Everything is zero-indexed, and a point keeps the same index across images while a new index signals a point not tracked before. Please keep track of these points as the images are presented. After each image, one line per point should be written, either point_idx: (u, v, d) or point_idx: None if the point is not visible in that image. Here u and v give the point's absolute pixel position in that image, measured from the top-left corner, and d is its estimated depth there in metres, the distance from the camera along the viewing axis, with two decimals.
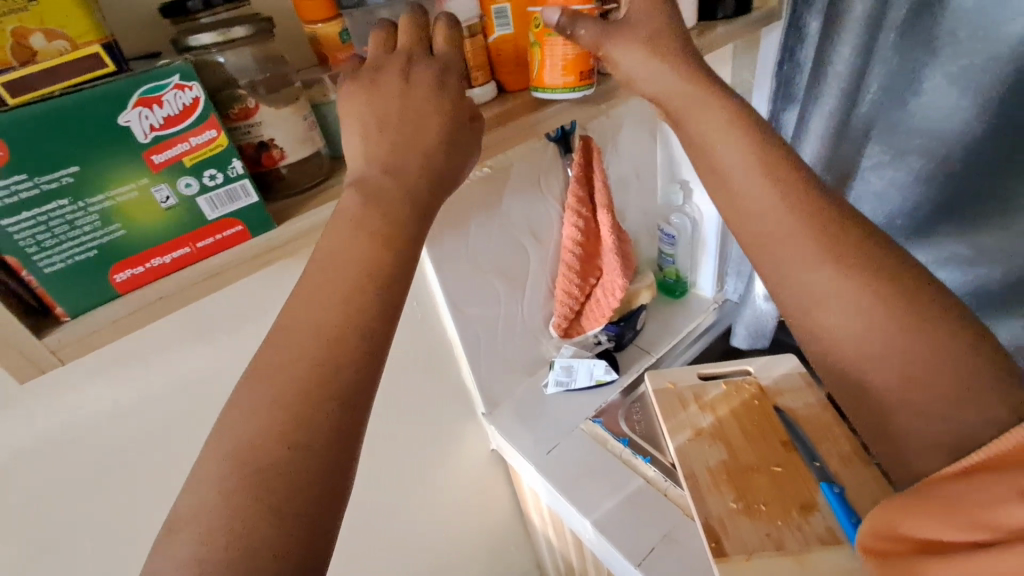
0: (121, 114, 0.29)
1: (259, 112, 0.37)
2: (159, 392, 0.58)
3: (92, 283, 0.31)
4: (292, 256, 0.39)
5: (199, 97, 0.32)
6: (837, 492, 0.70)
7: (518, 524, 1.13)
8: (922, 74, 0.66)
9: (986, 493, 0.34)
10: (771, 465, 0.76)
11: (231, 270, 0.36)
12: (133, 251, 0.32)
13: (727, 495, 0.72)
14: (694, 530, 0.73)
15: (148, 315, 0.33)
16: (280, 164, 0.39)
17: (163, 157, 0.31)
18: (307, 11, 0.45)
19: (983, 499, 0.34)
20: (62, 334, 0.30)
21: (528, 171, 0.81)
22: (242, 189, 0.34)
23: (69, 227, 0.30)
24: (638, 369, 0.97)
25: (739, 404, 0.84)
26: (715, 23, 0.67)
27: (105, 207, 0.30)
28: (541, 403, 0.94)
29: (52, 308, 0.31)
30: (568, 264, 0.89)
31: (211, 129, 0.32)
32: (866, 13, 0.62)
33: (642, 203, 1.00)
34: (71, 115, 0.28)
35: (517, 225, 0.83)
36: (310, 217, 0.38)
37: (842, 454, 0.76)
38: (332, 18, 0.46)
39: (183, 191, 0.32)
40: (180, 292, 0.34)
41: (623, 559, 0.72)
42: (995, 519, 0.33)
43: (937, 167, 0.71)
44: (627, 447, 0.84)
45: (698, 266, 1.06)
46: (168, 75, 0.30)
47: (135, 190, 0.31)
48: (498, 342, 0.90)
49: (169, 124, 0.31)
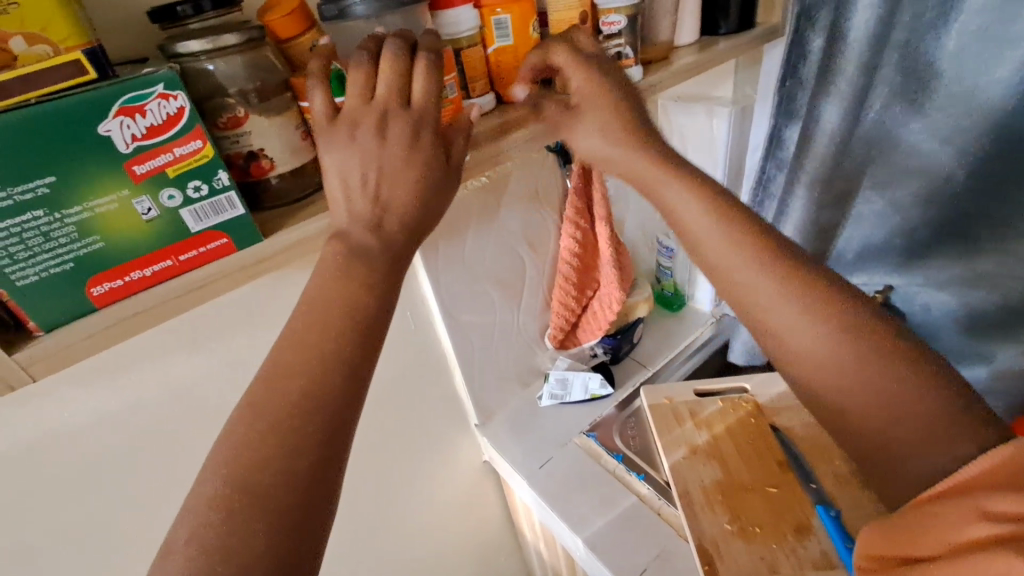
0: (101, 123, 0.28)
1: (249, 121, 0.36)
2: (141, 401, 0.55)
3: (67, 296, 0.30)
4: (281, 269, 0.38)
5: (184, 107, 0.31)
6: (832, 515, 0.69)
7: (508, 535, 1.11)
8: (925, 95, 0.65)
9: (959, 515, 0.32)
10: (766, 485, 0.75)
11: (215, 283, 0.34)
12: (111, 264, 0.31)
13: (721, 516, 0.72)
14: (686, 551, 0.72)
15: (126, 330, 0.32)
16: (269, 175, 0.38)
17: (145, 167, 0.30)
18: (276, 29, 0.41)
19: (959, 522, 0.32)
20: (33, 350, 0.29)
21: (526, 182, 0.80)
22: (228, 201, 0.33)
23: (44, 239, 0.28)
24: (634, 383, 0.96)
25: (735, 422, 0.83)
26: (716, 39, 0.67)
27: (83, 219, 0.29)
28: (535, 416, 0.93)
29: (25, 322, 0.30)
30: (564, 276, 0.88)
31: (197, 139, 0.31)
32: (869, 32, 0.64)
33: (642, 215, 1.00)
34: (46, 123, 0.27)
35: (514, 236, 0.82)
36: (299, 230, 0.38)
37: (837, 475, 0.75)
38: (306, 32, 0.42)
39: (165, 203, 0.31)
40: (161, 307, 0.33)
41: None
42: (966, 539, 0.31)
43: (938, 188, 0.70)
44: (621, 463, 0.83)
45: (697, 279, 1.05)
46: (153, 84, 0.29)
47: (115, 201, 0.30)
48: (492, 352, 0.89)
49: (152, 133, 0.30)
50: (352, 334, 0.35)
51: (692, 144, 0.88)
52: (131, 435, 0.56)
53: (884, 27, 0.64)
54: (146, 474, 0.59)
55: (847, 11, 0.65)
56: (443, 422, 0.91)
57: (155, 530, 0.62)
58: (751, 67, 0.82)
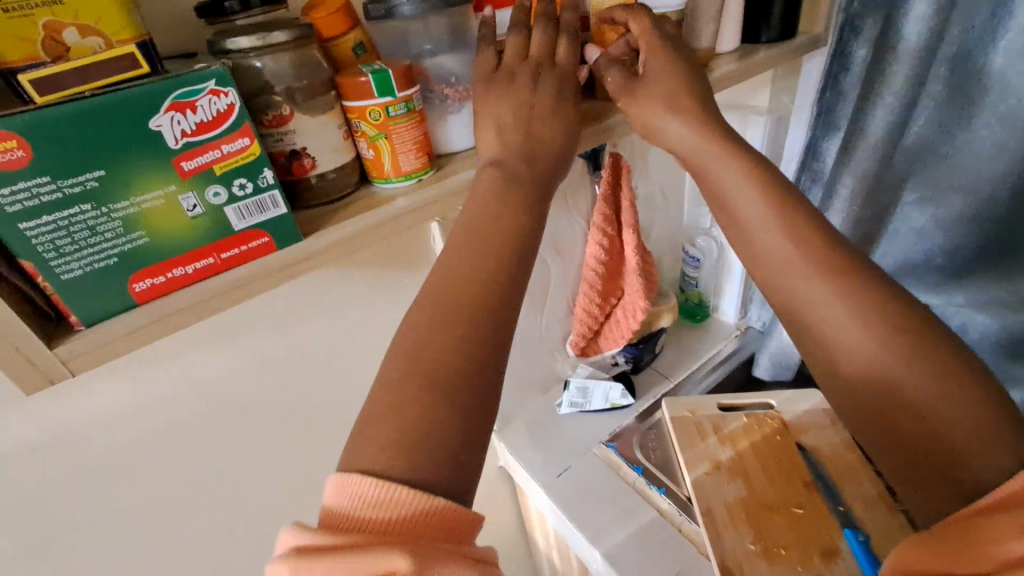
0: (152, 118, 0.28)
1: (294, 120, 0.36)
2: (168, 395, 0.55)
3: (109, 291, 0.30)
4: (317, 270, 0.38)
5: (234, 103, 0.30)
6: (861, 540, 0.67)
7: (521, 542, 1.10)
8: (974, 110, 0.63)
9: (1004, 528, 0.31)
10: (792, 506, 0.73)
11: (254, 282, 0.34)
12: (154, 260, 0.30)
13: (745, 535, 0.70)
14: (707, 569, 0.70)
15: (164, 327, 0.32)
16: (310, 174, 0.38)
17: (192, 163, 0.30)
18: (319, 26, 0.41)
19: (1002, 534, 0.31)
20: (74, 345, 0.29)
21: (556, 188, 0.79)
22: (271, 200, 0.33)
23: (90, 233, 0.28)
24: (655, 395, 0.94)
25: (760, 438, 0.82)
26: (758, 47, 0.65)
27: (129, 214, 0.29)
28: (554, 423, 0.92)
29: (67, 316, 0.29)
30: (589, 283, 0.86)
31: (244, 137, 0.31)
32: (918, 45, 0.62)
33: (668, 223, 0.99)
34: (99, 117, 0.27)
35: (540, 241, 0.81)
36: (335, 232, 0.37)
37: (866, 498, 0.73)
38: (349, 30, 0.42)
39: (211, 200, 0.31)
40: (199, 305, 0.32)
41: None
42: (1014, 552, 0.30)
43: (982, 206, 0.68)
44: (641, 475, 0.82)
45: (722, 291, 1.03)
46: (204, 80, 0.29)
47: (161, 197, 0.30)
48: (512, 357, 0.88)
49: (201, 130, 0.30)
50: (423, 332, 0.35)
51: None
52: (157, 428, 0.56)
53: (933, 41, 0.62)
54: (167, 469, 0.58)
55: (896, 23, 0.63)
56: None
57: (175, 524, 0.61)
58: (789, 77, 0.80)
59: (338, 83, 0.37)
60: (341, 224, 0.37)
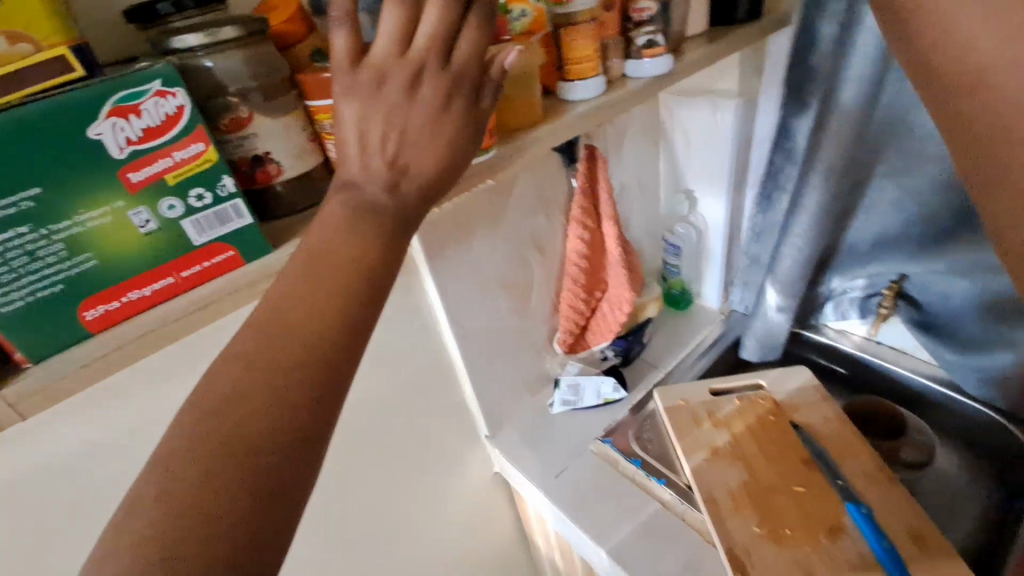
0: (93, 127, 0.29)
1: (253, 122, 0.35)
2: (138, 425, 0.52)
3: (61, 321, 0.31)
4: (180, 327, 0.34)
5: (183, 105, 0.32)
6: (864, 512, 0.66)
7: (522, 548, 1.08)
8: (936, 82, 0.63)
9: None
10: (793, 485, 0.71)
11: (220, 301, 0.35)
12: (108, 284, 0.32)
13: (750, 518, 0.68)
14: (715, 556, 0.69)
15: (131, 354, 0.33)
16: (276, 180, 0.37)
17: (141, 175, 0.31)
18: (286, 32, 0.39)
19: None
20: (22, 387, 0.30)
21: (534, 185, 0.77)
22: (234, 210, 0.35)
23: (30, 259, 0.29)
24: (647, 386, 0.93)
25: (754, 420, 0.81)
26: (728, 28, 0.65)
27: (72, 234, 0.30)
28: (548, 423, 0.90)
29: (14, 355, 0.31)
30: (574, 278, 0.85)
31: (197, 142, 0.33)
32: None
33: (647, 213, 0.98)
34: (42, 128, 0.28)
35: (521, 239, 0.79)
36: (202, 292, 0.35)
37: (866, 472, 0.72)
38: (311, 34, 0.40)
39: (165, 214, 0.33)
40: (166, 328, 0.34)
41: (627, 527, 0.74)
42: None
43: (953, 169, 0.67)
44: (640, 468, 0.80)
45: (703, 277, 1.04)
46: (150, 80, 0.31)
47: (109, 214, 0.31)
48: (500, 359, 0.85)
49: (147, 138, 0.31)
50: None
51: (699, 140, 0.90)
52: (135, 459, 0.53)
53: None
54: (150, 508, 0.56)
55: None
56: (453, 435, 0.87)
57: None
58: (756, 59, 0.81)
59: (301, 82, 0.38)
60: (205, 285, 0.35)
